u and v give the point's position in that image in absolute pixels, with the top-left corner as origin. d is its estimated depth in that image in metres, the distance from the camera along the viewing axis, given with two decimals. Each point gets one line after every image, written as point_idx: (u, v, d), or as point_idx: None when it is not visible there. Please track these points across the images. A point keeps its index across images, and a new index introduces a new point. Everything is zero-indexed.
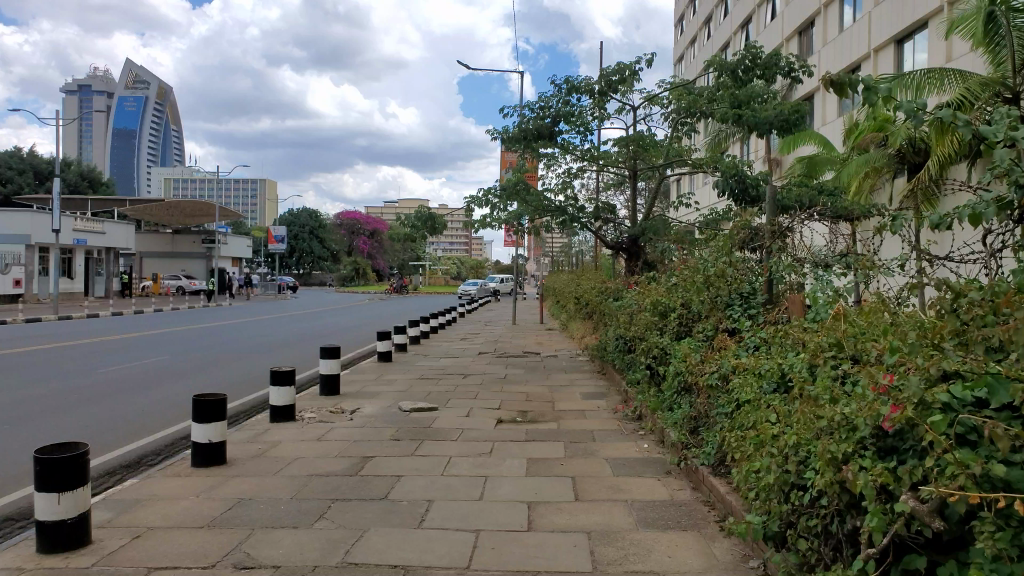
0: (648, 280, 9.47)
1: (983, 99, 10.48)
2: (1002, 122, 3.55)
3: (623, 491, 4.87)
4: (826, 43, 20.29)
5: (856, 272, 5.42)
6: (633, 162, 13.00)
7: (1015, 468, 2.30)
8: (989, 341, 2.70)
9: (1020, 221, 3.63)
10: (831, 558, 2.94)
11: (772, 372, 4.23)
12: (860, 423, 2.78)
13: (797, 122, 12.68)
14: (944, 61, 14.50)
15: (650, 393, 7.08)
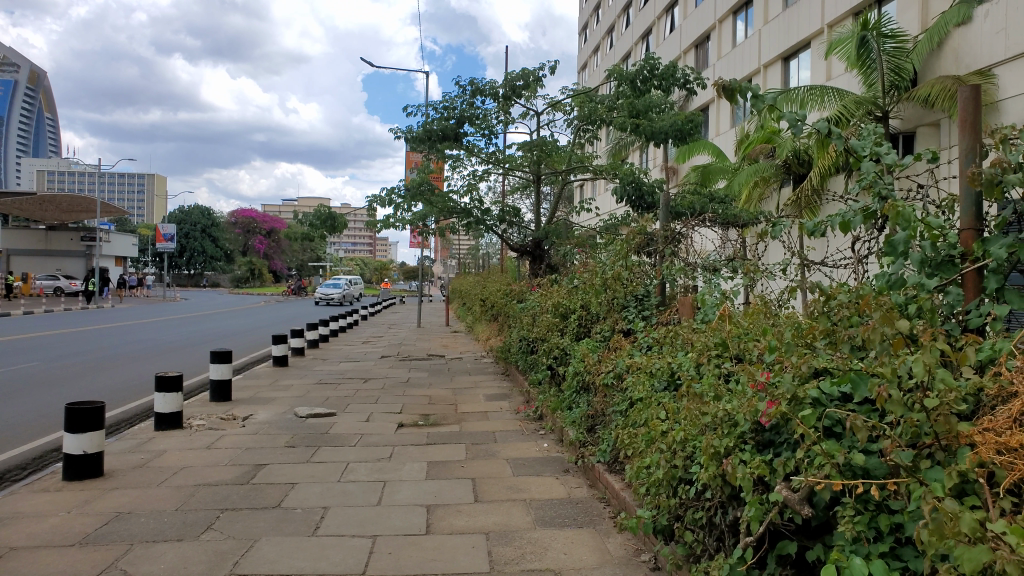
0: (551, 282, 9.64)
1: (858, 116, 11.27)
2: (870, 138, 3.85)
3: (522, 491, 4.94)
4: (720, 58, 21.23)
5: (742, 275, 5.70)
6: (537, 166, 13.13)
7: (872, 457, 2.51)
8: (853, 340, 2.93)
9: (883, 230, 3.93)
10: (715, 548, 3.08)
11: (663, 370, 4.41)
12: (741, 419, 2.95)
13: (691, 132, 13.22)
14: (825, 80, 15.39)
15: (551, 393, 7.20)
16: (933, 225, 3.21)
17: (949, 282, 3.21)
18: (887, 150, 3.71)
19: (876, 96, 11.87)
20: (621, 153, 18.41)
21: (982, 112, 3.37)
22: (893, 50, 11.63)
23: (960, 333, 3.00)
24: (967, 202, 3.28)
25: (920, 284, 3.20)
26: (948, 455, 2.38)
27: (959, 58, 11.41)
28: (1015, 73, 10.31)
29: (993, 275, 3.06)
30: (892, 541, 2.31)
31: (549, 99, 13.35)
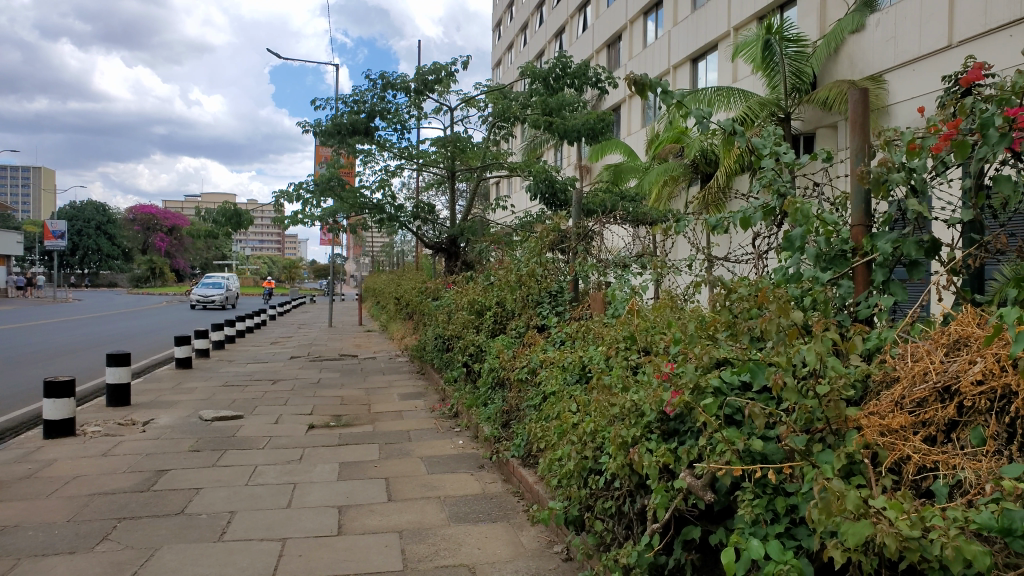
0: (466, 279, 9.63)
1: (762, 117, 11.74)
2: (769, 137, 4.02)
3: (437, 488, 4.92)
4: (631, 58, 21.71)
5: (651, 271, 5.83)
6: (451, 162, 13.07)
7: (770, 443, 2.62)
8: (752, 332, 3.06)
9: (782, 226, 4.10)
10: (624, 536, 3.16)
11: (574, 364, 4.48)
12: (647, 408, 3.03)
13: (603, 130, 13.45)
14: (731, 82, 15.96)
15: (466, 390, 7.20)
16: (826, 221, 3.39)
17: (841, 276, 3.40)
18: (785, 149, 3.88)
19: (779, 98, 12.40)
20: (535, 151, 18.54)
21: (870, 116, 3.58)
22: (794, 54, 12.16)
23: (850, 324, 3.18)
24: (857, 200, 3.47)
25: (815, 276, 3.36)
26: (837, 439, 2.53)
27: (853, 63, 12.03)
28: (903, 79, 10.95)
29: (879, 268, 3.26)
30: (787, 522, 2.42)
31: (462, 95, 13.33)
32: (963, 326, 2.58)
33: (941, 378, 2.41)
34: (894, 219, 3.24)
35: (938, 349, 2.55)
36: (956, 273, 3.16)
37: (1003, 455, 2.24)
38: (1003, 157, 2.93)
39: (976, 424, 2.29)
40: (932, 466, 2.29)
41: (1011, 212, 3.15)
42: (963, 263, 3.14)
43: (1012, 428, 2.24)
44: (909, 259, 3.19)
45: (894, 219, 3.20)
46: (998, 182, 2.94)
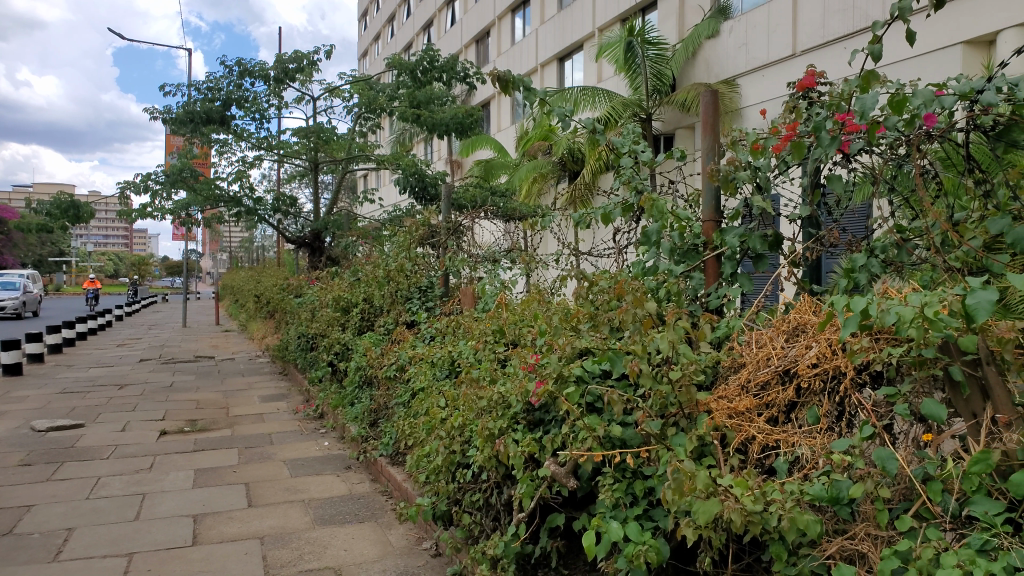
0: (331, 275, 9.37)
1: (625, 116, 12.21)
2: (629, 135, 4.15)
3: (301, 491, 4.77)
4: (498, 54, 21.89)
5: (520, 266, 5.90)
6: (315, 154, 12.67)
7: (629, 429, 2.73)
8: (613, 323, 3.15)
9: (640, 221, 4.26)
10: (491, 527, 3.18)
11: (443, 359, 4.47)
12: (513, 400, 3.06)
13: (471, 125, 13.50)
14: (596, 82, 16.42)
15: (332, 389, 7.02)
16: (680, 217, 3.56)
17: (693, 268, 3.58)
18: (643, 148, 4.03)
19: (641, 99, 12.90)
20: (403, 145, 18.31)
21: (719, 117, 3.78)
22: (655, 57, 12.60)
23: (702, 313, 3.35)
24: (708, 197, 3.64)
25: (671, 269, 3.53)
26: (689, 422, 2.66)
27: (709, 67, 12.71)
28: (753, 84, 11.67)
29: (728, 261, 3.46)
30: (645, 504, 2.53)
31: (326, 84, 12.95)
32: (801, 314, 2.77)
33: (782, 362, 2.58)
34: (741, 215, 3.44)
35: (780, 335, 2.73)
36: (795, 265, 3.40)
37: (833, 431, 2.44)
38: (834, 158, 3.18)
39: (811, 403, 2.48)
40: (773, 444, 2.46)
41: (841, 208, 3.42)
42: (802, 256, 3.38)
43: (842, 406, 2.44)
44: (755, 252, 3.41)
45: (741, 215, 3.40)
46: (831, 181, 3.19)
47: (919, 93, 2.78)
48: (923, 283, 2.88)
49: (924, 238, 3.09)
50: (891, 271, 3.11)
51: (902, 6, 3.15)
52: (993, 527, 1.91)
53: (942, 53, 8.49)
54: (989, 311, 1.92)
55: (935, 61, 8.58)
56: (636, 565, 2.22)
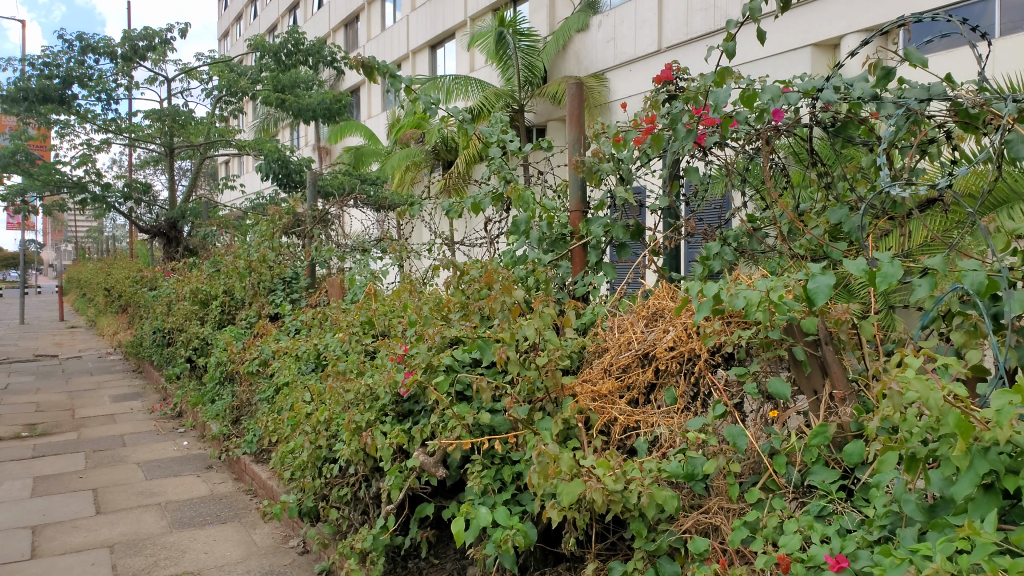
0: (189, 266, 8.88)
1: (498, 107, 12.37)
2: (498, 125, 4.17)
3: (156, 494, 4.50)
4: (368, 40, 21.43)
5: (391, 255, 5.81)
6: (170, 138, 11.93)
7: (498, 416, 2.75)
8: (482, 312, 3.16)
9: (510, 210, 4.29)
10: (360, 521, 3.13)
11: (309, 352, 4.35)
12: (381, 392, 3.02)
13: (338, 112, 13.17)
14: (468, 72, 16.38)
15: (191, 386, 6.66)
16: (547, 206, 3.63)
17: (561, 257, 3.66)
18: (511, 138, 4.05)
19: (513, 90, 12.99)
20: (267, 131, 17.58)
21: (584, 109, 3.88)
22: (526, 48, 12.83)
23: (568, 300, 3.43)
24: (574, 187, 3.72)
25: (539, 258, 3.59)
26: (555, 406, 2.72)
27: (580, 60, 12.99)
28: (622, 78, 12.00)
29: (593, 250, 3.56)
30: (513, 489, 2.57)
31: (181, 64, 12.21)
32: (660, 299, 2.88)
33: (641, 346, 2.69)
34: (606, 205, 3.55)
35: (640, 320, 2.83)
36: (655, 253, 3.54)
37: (689, 410, 2.56)
38: (691, 151, 3.33)
39: (669, 384, 2.59)
40: (634, 425, 2.57)
41: (698, 199, 3.59)
42: (661, 244, 3.53)
43: (697, 387, 2.56)
44: (619, 241, 3.52)
45: (606, 205, 3.51)
46: (688, 172, 3.34)
47: (767, 88, 3.00)
48: (770, 270, 3.08)
49: (771, 228, 3.30)
50: (743, 259, 3.31)
51: (752, 8, 3.34)
52: (830, 494, 2.08)
53: (792, 54, 9.09)
54: (826, 294, 2.07)
55: (782, 63, 9.20)
56: (505, 550, 2.25)
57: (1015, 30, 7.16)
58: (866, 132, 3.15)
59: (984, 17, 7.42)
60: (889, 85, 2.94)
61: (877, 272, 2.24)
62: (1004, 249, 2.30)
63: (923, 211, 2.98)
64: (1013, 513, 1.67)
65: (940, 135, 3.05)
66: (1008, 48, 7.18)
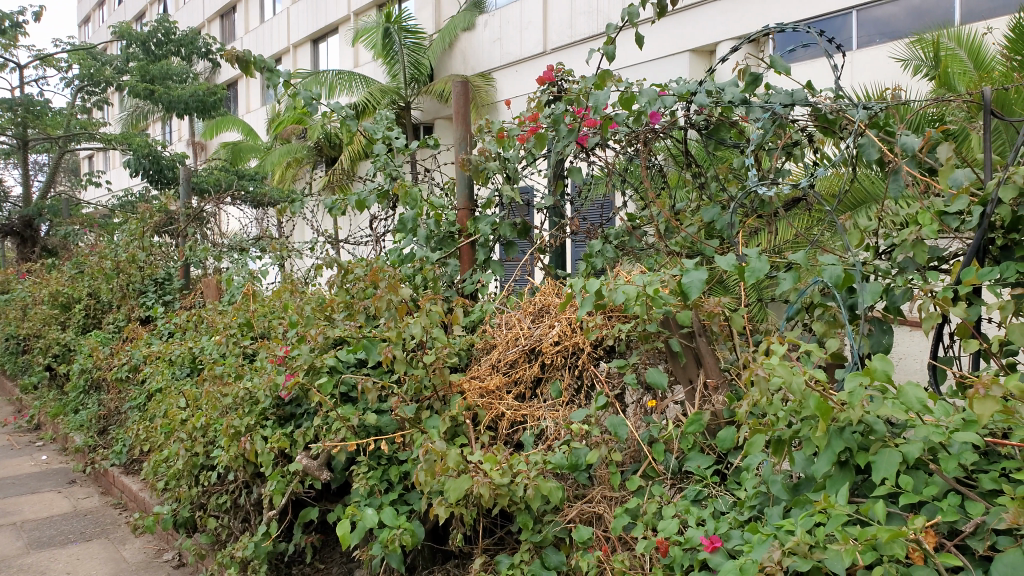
0: (47, 268, 8.25)
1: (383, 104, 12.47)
2: (383, 121, 4.11)
3: (11, 514, 4.16)
4: (246, 32, 20.60)
5: (271, 254, 5.61)
6: (23, 130, 11.04)
7: (384, 416, 2.73)
8: (367, 311, 3.11)
9: (396, 207, 4.24)
10: (240, 529, 3.02)
11: (184, 356, 4.15)
12: (261, 396, 2.92)
13: (213, 105, 12.61)
14: (352, 67, 16.02)
15: (51, 397, 6.20)
16: (434, 204, 3.63)
17: (449, 255, 3.66)
18: (397, 135, 4.01)
19: (399, 87, 13.04)
20: (135, 124, 16.59)
21: (470, 107, 3.89)
22: (412, 46, 12.84)
23: (456, 298, 3.44)
24: (461, 185, 3.73)
25: (426, 256, 3.58)
26: (443, 404, 2.73)
27: (466, 59, 13.00)
28: (508, 78, 12.09)
29: (481, 248, 3.59)
30: (400, 489, 2.55)
31: (35, 50, 11.32)
32: (547, 296, 2.92)
33: (528, 341, 2.73)
34: (493, 203, 3.58)
35: (527, 316, 2.87)
36: (541, 250, 3.61)
37: (574, 402, 2.63)
38: (574, 151, 3.41)
39: (555, 378, 2.65)
40: (521, 420, 2.61)
41: (581, 198, 3.68)
42: (547, 242, 3.59)
43: (582, 379, 2.63)
44: (506, 238, 3.56)
45: (492, 204, 3.54)
46: (571, 172, 3.41)
47: (644, 92, 3.05)
48: (649, 266, 3.20)
49: (650, 226, 3.43)
50: (624, 255, 3.42)
51: (630, 14, 3.45)
52: (705, 478, 2.18)
53: (671, 59, 9.45)
54: (699, 288, 2.17)
55: (660, 66, 9.56)
56: (391, 550, 2.23)
57: (870, 43, 7.77)
58: (737, 134, 3.32)
59: (844, 31, 7.97)
60: (757, 90, 3.11)
61: (746, 267, 2.37)
62: (858, 244, 2.48)
63: (788, 210, 3.18)
64: (865, 486, 1.82)
65: (803, 138, 3.25)
66: (864, 60, 7.78)
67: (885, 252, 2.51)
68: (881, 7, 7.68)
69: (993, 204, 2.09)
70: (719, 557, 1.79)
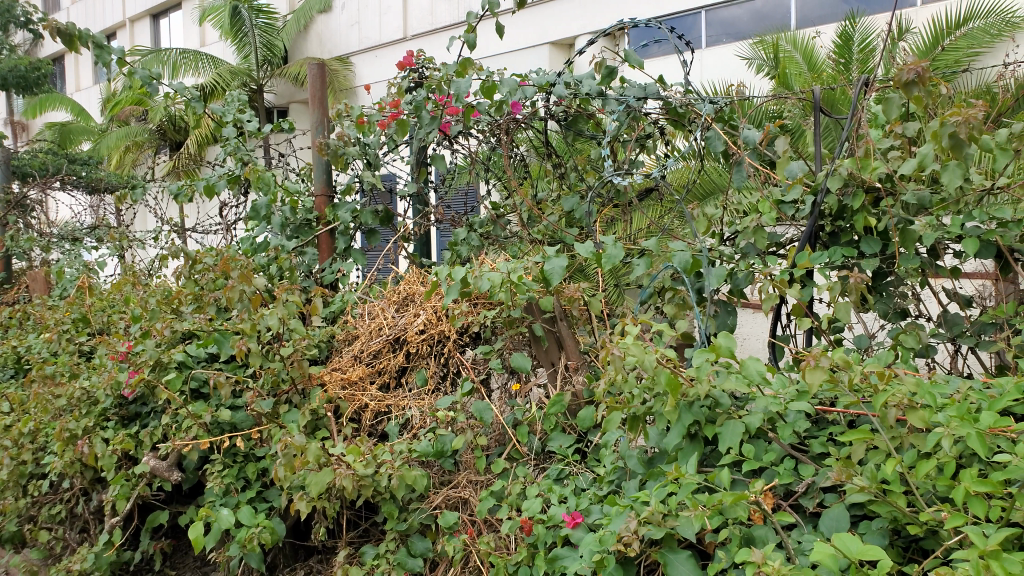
0: None
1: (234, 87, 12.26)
2: (233, 103, 3.88)
3: None
4: (74, 2, 18.86)
5: (108, 244, 5.20)
6: None
7: (239, 412, 2.61)
8: (219, 303, 2.95)
9: (248, 193, 4.04)
10: (78, 540, 2.79)
11: (6, 356, 3.77)
12: (101, 395, 2.70)
13: (36, 81, 11.50)
14: (198, 46, 15.07)
15: None
16: (290, 191, 3.49)
17: (307, 243, 3.55)
18: (249, 118, 3.79)
19: (250, 68, 12.87)
20: None
21: (327, 91, 3.77)
22: (263, 26, 12.68)
23: (315, 288, 3.34)
24: (319, 171, 3.61)
25: (282, 245, 3.45)
26: (303, 397, 2.65)
27: (322, 43, 12.53)
28: (366, 63, 11.78)
29: (341, 236, 3.50)
30: (258, 486, 2.47)
31: None
32: (410, 284, 2.88)
33: (392, 331, 2.69)
34: (353, 190, 3.50)
35: (390, 306, 2.82)
36: (403, 239, 3.57)
37: (439, 390, 2.63)
38: (436, 138, 3.40)
39: (419, 367, 2.63)
40: (385, 410, 2.58)
41: (445, 186, 3.68)
42: (411, 230, 3.57)
43: (447, 367, 2.63)
44: (367, 226, 3.49)
45: (352, 191, 3.46)
46: (434, 160, 3.39)
47: (506, 82, 3.09)
48: (512, 253, 3.25)
49: (513, 215, 3.48)
50: (488, 244, 3.45)
51: (490, 3, 3.45)
52: (566, 457, 2.25)
53: (531, 50, 9.58)
54: (560, 275, 2.21)
55: (521, 57, 9.68)
56: (249, 550, 2.14)
57: (718, 43, 8.22)
58: (594, 126, 3.41)
59: (693, 30, 8.39)
60: (612, 83, 3.21)
61: (603, 253, 2.45)
62: (705, 231, 2.62)
63: (642, 199, 3.33)
64: (712, 456, 1.94)
65: (654, 131, 3.40)
66: (712, 58, 8.25)
67: (729, 238, 2.67)
68: (727, 9, 8.13)
69: (823, 193, 2.27)
70: (580, 532, 1.84)
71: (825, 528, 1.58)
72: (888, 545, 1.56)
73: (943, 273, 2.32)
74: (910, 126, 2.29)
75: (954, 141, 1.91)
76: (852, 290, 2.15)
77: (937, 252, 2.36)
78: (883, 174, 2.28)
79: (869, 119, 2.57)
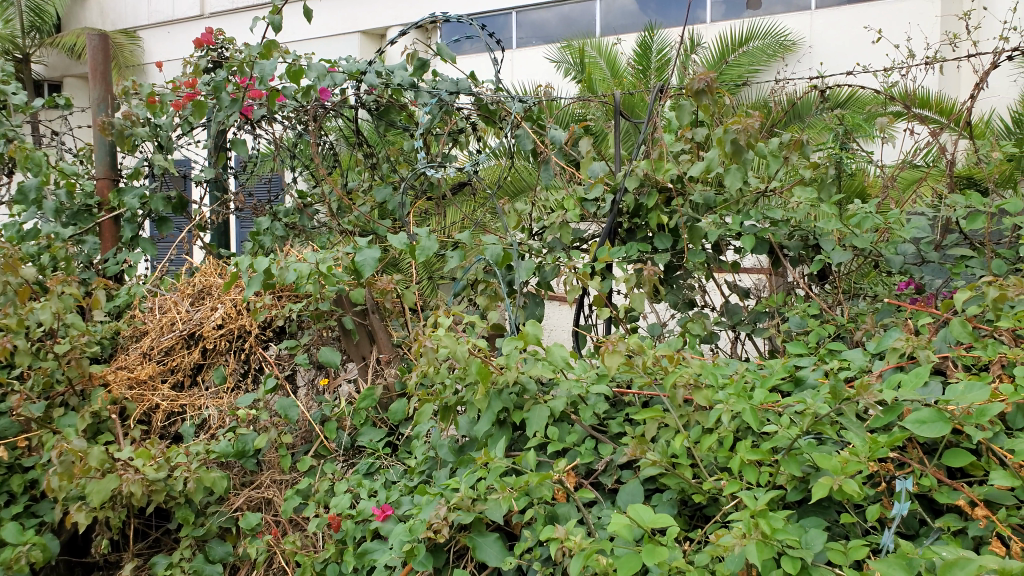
0: None
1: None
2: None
3: None
4: None
5: None
6: None
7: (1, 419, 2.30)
8: None
9: (12, 174, 3.57)
10: None
11: None
12: None
13: None
14: None
15: None
16: (66, 173, 3.13)
17: (86, 231, 3.22)
18: (16, 90, 3.35)
19: (14, 35, 11.49)
20: None
21: (111, 65, 3.41)
22: None
23: (96, 280, 3.03)
24: (102, 152, 3.27)
25: (55, 232, 3.10)
26: (81, 400, 2.41)
27: (104, 13, 11.36)
28: (157, 39, 10.85)
29: (126, 224, 3.20)
30: (26, 500, 2.21)
31: None
32: (207, 276, 2.69)
33: (186, 326, 2.51)
34: (141, 174, 3.22)
35: (184, 299, 2.62)
36: (199, 228, 3.34)
37: (239, 388, 2.49)
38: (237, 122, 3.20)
39: (217, 364, 2.48)
40: (178, 411, 2.41)
41: (246, 173, 3.48)
42: (207, 219, 3.35)
43: (248, 364, 2.51)
44: (157, 213, 3.22)
45: (140, 175, 3.17)
46: (234, 145, 3.18)
47: (313, 67, 3.00)
48: (321, 245, 3.15)
49: (322, 205, 3.38)
50: (294, 234, 3.31)
51: None
52: (376, 451, 2.22)
53: (342, 39, 9.33)
54: (372, 267, 2.17)
55: (329, 44, 9.41)
56: (15, 572, 1.91)
57: (528, 44, 8.49)
58: (407, 118, 3.35)
59: (505, 30, 8.57)
60: (424, 76, 3.22)
61: (416, 246, 2.43)
62: (515, 225, 2.69)
63: (455, 193, 3.35)
64: (519, 441, 2.00)
65: (467, 126, 3.43)
66: (523, 59, 8.51)
67: (537, 234, 2.76)
68: (536, 12, 8.42)
69: (621, 192, 2.42)
70: (390, 524, 1.82)
71: (621, 502, 1.69)
72: (676, 514, 1.70)
73: (724, 266, 2.56)
74: (697, 133, 2.50)
75: (735, 147, 2.12)
76: (646, 283, 2.31)
77: (720, 248, 2.59)
78: (674, 175, 2.47)
79: (664, 125, 2.76)
